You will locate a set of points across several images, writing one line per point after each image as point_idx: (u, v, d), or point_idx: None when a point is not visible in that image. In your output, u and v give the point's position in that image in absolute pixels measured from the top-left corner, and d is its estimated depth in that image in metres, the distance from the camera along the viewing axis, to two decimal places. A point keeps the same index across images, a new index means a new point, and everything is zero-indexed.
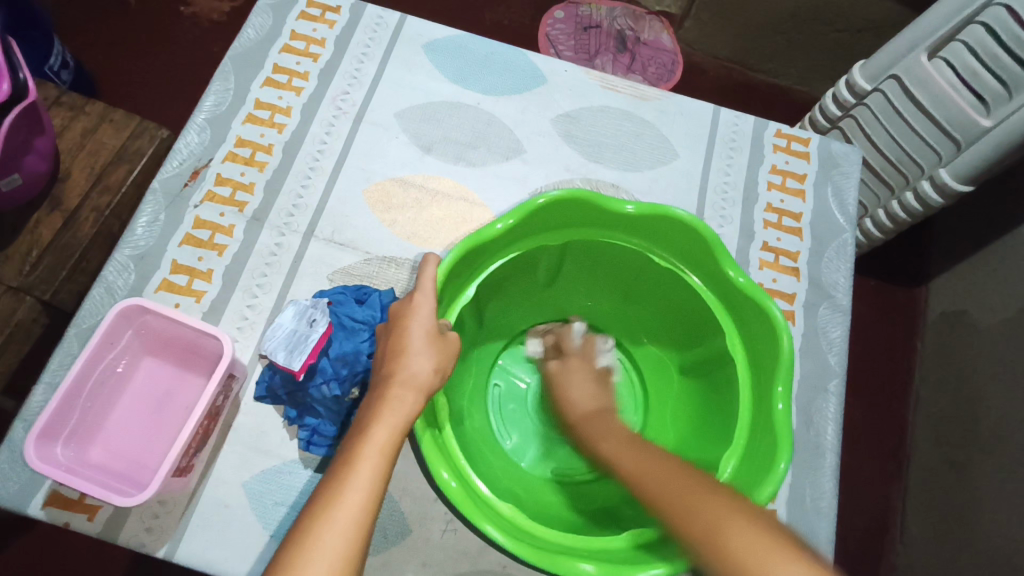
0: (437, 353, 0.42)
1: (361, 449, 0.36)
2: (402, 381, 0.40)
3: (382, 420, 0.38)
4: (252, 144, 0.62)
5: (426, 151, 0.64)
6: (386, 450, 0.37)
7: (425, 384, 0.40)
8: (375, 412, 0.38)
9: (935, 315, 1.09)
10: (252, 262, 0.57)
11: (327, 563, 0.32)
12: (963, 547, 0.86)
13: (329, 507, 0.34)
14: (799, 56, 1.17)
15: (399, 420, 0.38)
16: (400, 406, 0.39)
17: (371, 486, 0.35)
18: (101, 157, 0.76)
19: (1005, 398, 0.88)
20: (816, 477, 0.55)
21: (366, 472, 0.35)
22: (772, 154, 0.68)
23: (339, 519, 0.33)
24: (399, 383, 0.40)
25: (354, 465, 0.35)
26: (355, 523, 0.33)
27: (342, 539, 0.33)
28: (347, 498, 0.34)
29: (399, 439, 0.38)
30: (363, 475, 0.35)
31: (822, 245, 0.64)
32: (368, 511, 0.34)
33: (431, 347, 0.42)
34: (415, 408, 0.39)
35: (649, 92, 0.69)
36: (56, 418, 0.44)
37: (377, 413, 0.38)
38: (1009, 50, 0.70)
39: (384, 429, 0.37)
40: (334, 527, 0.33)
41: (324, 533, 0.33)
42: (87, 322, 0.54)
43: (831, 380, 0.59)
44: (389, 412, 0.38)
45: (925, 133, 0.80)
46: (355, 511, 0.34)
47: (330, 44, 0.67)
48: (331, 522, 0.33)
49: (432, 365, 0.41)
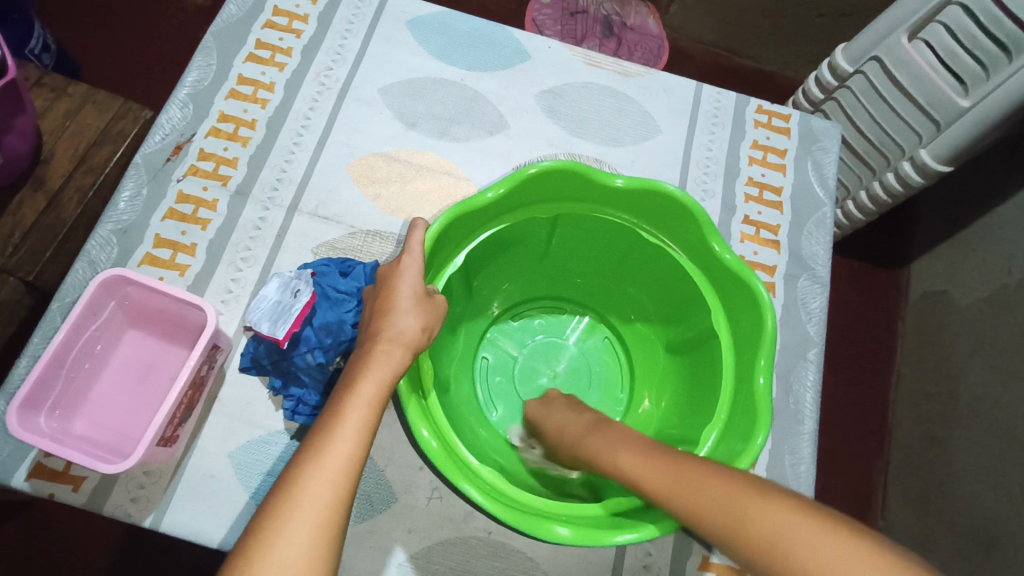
0: (424, 313, 0.43)
1: (349, 402, 0.37)
2: (389, 338, 0.40)
3: (370, 374, 0.38)
4: (236, 120, 0.62)
5: (410, 127, 0.64)
6: (374, 403, 0.37)
7: (412, 342, 0.41)
8: (363, 366, 0.39)
9: (916, 295, 1.11)
10: (236, 237, 0.57)
11: (315, 510, 0.32)
12: (942, 522, 0.88)
13: (318, 456, 0.34)
14: (783, 41, 1.18)
15: (386, 375, 0.38)
16: (388, 361, 0.39)
17: (359, 438, 0.35)
18: (84, 139, 0.76)
19: (984, 376, 0.90)
20: (795, 445, 0.56)
21: (355, 423, 0.36)
22: (753, 129, 0.68)
23: (328, 466, 0.34)
24: (386, 340, 0.40)
25: (344, 417, 0.36)
26: (343, 472, 0.34)
27: (330, 487, 0.33)
28: (336, 447, 0.34)
29: (387, 393, 0.38)
30: (352, 427, 0.35)
31: (802, 218, 0.65)
32: (356, 461, 0.34)
33: (418, 306, 0.42)
34: (402, 364, 0.39)
35: (631, 69, 0.70)
36: (39, 388, 0.44)
37: (365, 368, 0.38)
38: (986, 30, 0.71)
39: (372, 383, 0.38)
40: (322, 476, 0.33)
41: (312, 480, 0.33)
42: (69, 296, 0.54)
43: (810, 349, 0.60)
44: (378, 367, 0.39)
45: (905, 113, 0.82)
46: (342, 460, 0.34)
47: (313, 20, 0.67)
48: (319, 469, 0.34)
49: (419, 325, 0.42)
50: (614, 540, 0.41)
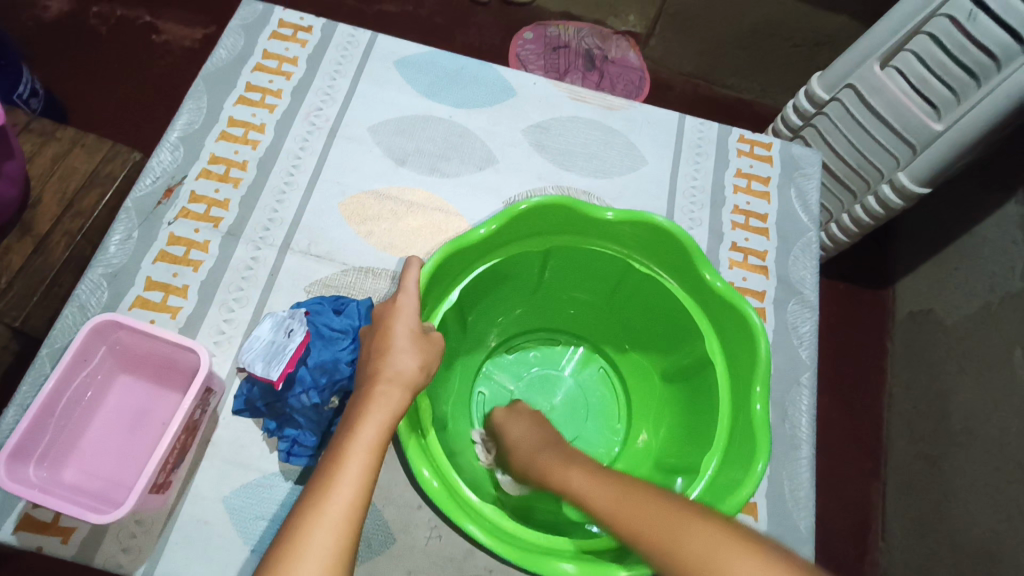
0: (421, 351, 0.43)
1: (350, 446, 0.36)
2: (388, 379, 0.40)
3: (370, 416, 0.38)
4: (227, 161, 0.62)
5: (401, 164, 0.65)
6: (374, 446, 0.37)
7: (410, 381, 0.41)
8: (362, 408, 0.38)
9: (902, 314, 1.13)
10: (228, 277, 0.57)
11: (318, 560, 0.32)
12: (943, 541, 0.88)
13: (319, 504, 0.34)
14: (760, 70, 1.22)
15: (385, 416, 0.38)
16: (388, 403, 0.39)
17: (360, 483, 0.35)
18: (72, 182, 0.76)
19: (973, 392, 0.91)
20: (793, 469, 0.56)
21: (355, 466, 0.35)
22: (736, 158, 0.70)
23: (328, 516, 0.33)
24: (385, 381, 0.40)
25: (343, 461, 0.36)
26: (345, 519, 0.33)
27: (332, 536, 0.33)
28: (336, 494, 0.34)
29: (387, 434, 0.38)
30: (351, 472, 0.35)
31: (788, 244, 0.66)
32: (358, 506, 0.34)
33: (415, 345, 0.43)
34: (401, 405, 0.39)
35: (615, 102, 0.71)
36: (27, 439, 0.44)
37: (363, 411, 0.38)
38: (954, 58, 0.74)
39: (372, 425, 0.37)
40: (324, 524, 0.33)
41: (315, 529, 0.33)
42: (59, 342, 0.53)
43: (803, 373, 0.60)
44: (376, 408, 0.38)
45: (882, 138, 0.84)
46: (344, 506, 0.34)
47: (302, 62, 0.69)
48: (321, 518, 0.33)
49: (417, 363, 0.42)
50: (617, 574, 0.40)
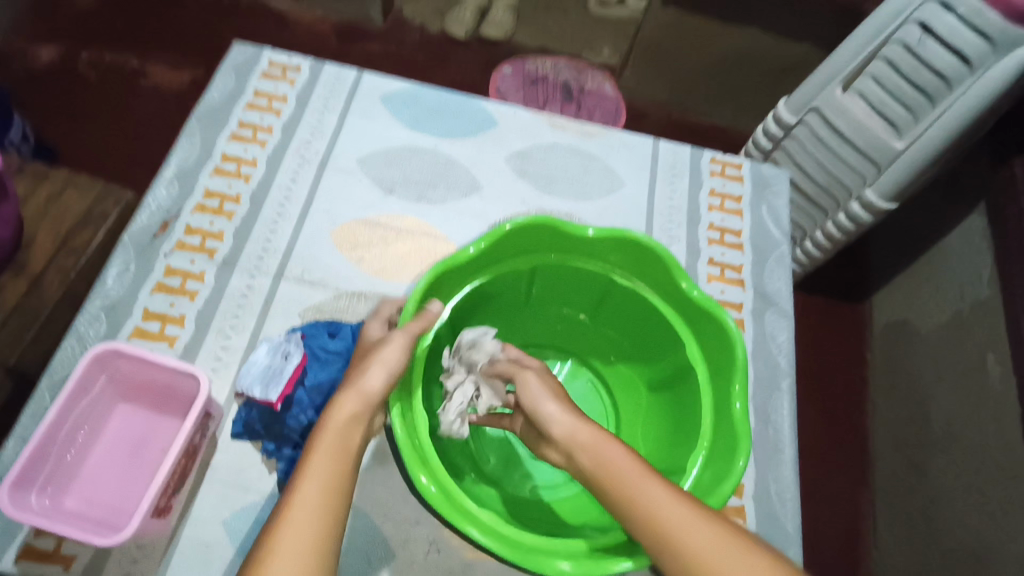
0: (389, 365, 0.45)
1: (311, 457, 0.40)
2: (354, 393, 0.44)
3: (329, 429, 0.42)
4: (220, 195, 0.65)
5: (389, 193, 0.68)
6: (334, 454, 0.40)
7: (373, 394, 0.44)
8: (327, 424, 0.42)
9: (879, 325, 1.16)
10: (224, 305, 0.59)
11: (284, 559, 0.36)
12: (932, 545, 0.90)
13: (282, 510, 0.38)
14: (731, 98, 1.28)
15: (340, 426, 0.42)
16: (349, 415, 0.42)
17: (317, 487, 0.38)
18: (66, 222, 0.77)
19: (952, 398, 0.94)
20: (778, 471, 0.58)
21: (313, 474, 0.39)
22: (709, 178, 0.74)
23: (293, 521, 0.37)
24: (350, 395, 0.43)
25: (305, 471, 0.39)
26: (307, 520, 0.37)
27: (297, 536, 0.36)
28: (296, 500, 0.38)
29: (345, 443, 0.41)
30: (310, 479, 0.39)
31: (762, 257, 0.69)
32: (317, 509, 0.38)
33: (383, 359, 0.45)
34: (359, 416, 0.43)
35: (592, 129, 0.75)
36: (30, 467, 0.45)
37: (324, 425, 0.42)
38: (909, 80, 0.79)
39: (331, 458, 0.40)
40: (287, 528, 0.37)
41: (280, 532, 0.37)
42: (59, 373, 0.54)
43: (782, 379, 0.62)
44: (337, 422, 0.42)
45: (848, 157, 0.89)
46: (304, 510, 0.37)
47: (292, 99, 0.72)
48: (284, 522, 0.37)
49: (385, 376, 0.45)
50: (614, 568, 0.42)
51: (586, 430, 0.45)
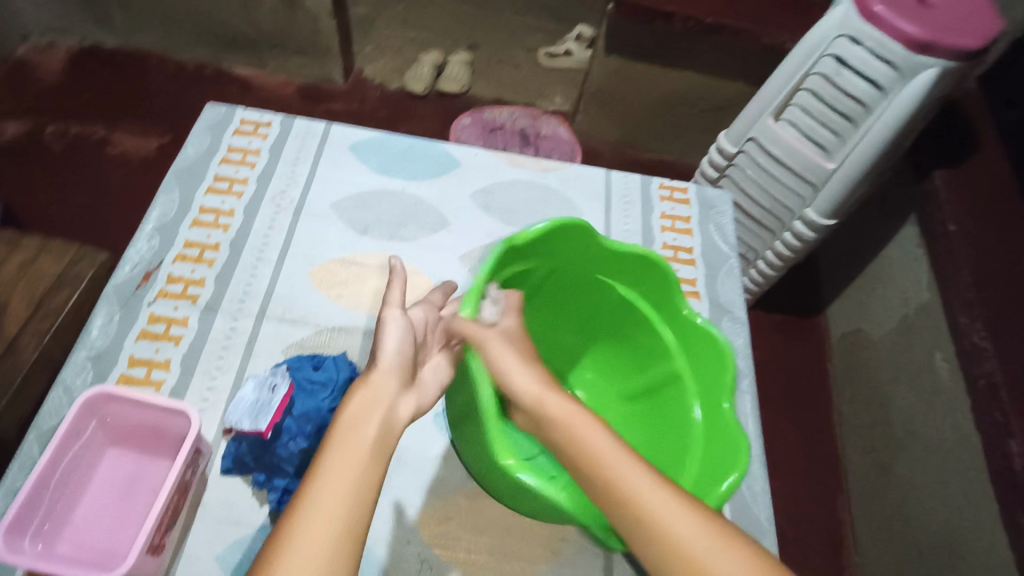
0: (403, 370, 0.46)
1: (324, 458, 0.39)
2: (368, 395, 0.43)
3: (342, 429, 0.41)
4: (200, 244, 0.68)
5: (362, 233, 0.71)
6: (348, 454, 0.39)
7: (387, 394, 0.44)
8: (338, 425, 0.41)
9: (836, 336, 1.23)
10: (208, 347, 0.61)
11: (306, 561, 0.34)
12: (908, 541, 0.94)
13: (298, 511, 0.36)
14: (677, 135, 1.37)
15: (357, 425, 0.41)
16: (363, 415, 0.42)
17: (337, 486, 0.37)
18: (40, 286, 0.79)
19: (908, 397, 1.00)
20: (747, 466, 0.61)
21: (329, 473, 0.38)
22: (660, 203, 0.80)
23: (312, 521, 0.36)
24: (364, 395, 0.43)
25: (320, 470, 0.38)
26: (329, 520, 0.36)
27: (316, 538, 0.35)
28: (312, 502, 0.36)
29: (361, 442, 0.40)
30: (328, 480, 0.38)
31: (714, 270, 0.75)
32: (338, 508, 0.36)
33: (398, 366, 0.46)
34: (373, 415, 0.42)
35: (549, 165, 0.81)
36: (25, 511, 0.45)
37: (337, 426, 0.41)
38: (834, 109, 0.87)
39: (351, 457, 0.39)
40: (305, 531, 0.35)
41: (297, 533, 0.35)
42: (47, 424, 0.55)
43: (743, 380, 0.67)
44: (350, 422, 0.41)
45: (786, 179, 0.97)
46: (323, 510, 0.36)
47: (265, 152, 0.76)
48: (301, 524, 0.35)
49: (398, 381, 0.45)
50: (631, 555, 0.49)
51: (563, 406, 0.46)
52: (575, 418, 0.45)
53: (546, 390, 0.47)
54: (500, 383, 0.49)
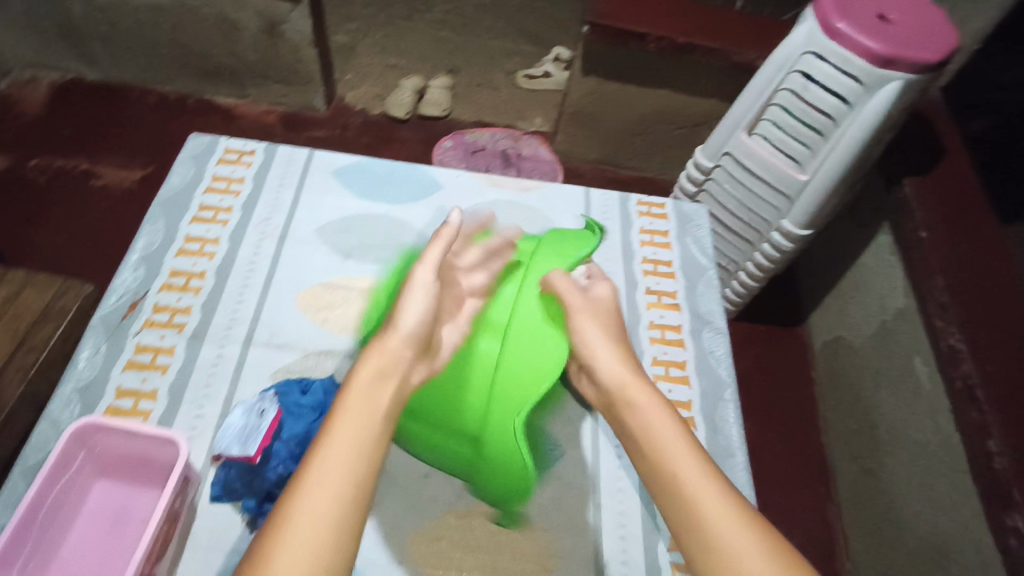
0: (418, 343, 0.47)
1: (336, 432, 0.40)
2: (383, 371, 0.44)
3: (356, 405, 0.41)
4: (185, 273, 0.68)
5: (347, 257, 0.72)
6: (360, 431, 0.40)
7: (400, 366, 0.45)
8: (350, 402, 0.42)
9: (818, 345, 1.25)
10: (195, 375, 0.61)
11: (307, 533, 0.35)
12: (897, 546, 0.95)
13: (307, 483, 0.37)
14: (655, 151, 1.40)
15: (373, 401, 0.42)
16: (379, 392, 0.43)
17: (349, 460, 0.38)
18: (24, 320, 0.79)
19: (891, 402, 1.02)
20: (733, 474, 0.62)
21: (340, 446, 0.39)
22: (638, 219, 0.82)
23: (318, 491, 0.37)
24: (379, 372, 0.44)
25: (332, 444, 0.39)
26: (338, 493, 0.37)
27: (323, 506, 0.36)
28: (320, 476, 0.37)
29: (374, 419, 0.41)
30: (339, 453, 0.38)
31: (692, 282, 0.77)
32: (348, 482, 0.37)
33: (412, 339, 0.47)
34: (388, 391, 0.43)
35: (529, 185, 0.83)
36: (10, 546, 0.46)
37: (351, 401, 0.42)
38: (804, 123, 0.90)
39: (359, 429, 0.40)
40: (306, 504, 0.36)
41: (302, 505, 0.36)
42: (32, 458, 0.55)
43: (725, 389, 0.68)
44: (362, 399, 0.42)
45: (761, 192, 0.99)
46: (336, 482, 0.37)
47: (248, 180, 0.77)
48: (306, 496, 0.36)
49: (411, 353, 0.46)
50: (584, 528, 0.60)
51: (631, 384, 0.50)
52: (640, 395, 0.49)
53: (625, 371, 0.52)
54: (583, 353, 0.55)
